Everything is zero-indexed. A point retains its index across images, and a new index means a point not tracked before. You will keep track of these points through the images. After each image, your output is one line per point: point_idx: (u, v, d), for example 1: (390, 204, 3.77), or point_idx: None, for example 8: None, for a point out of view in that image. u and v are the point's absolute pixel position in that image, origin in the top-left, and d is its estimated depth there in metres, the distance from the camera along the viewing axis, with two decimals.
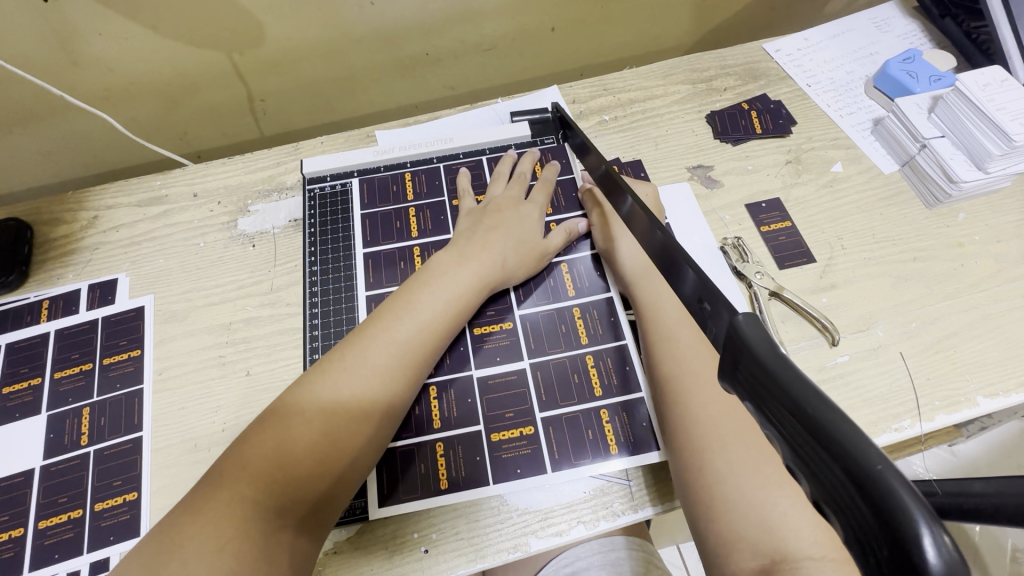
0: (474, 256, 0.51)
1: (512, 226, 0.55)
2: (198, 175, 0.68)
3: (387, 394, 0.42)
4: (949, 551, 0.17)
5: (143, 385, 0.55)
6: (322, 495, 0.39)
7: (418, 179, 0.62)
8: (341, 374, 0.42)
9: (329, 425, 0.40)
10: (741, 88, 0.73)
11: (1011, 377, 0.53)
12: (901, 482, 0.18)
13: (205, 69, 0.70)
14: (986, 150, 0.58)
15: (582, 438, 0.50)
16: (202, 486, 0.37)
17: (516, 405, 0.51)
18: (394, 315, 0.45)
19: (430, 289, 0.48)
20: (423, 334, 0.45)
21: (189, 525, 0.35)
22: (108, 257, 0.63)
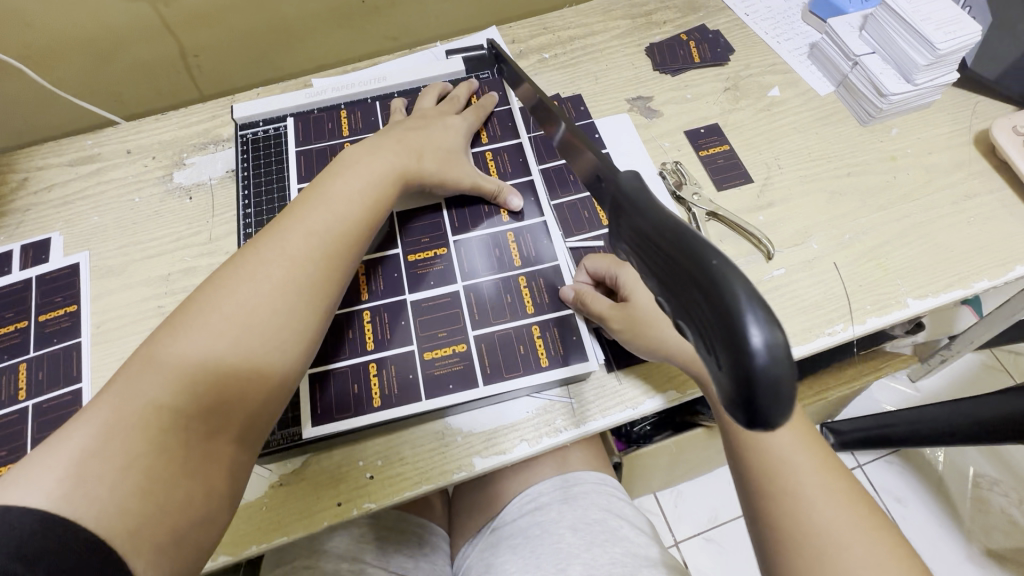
0: (388, 148, 0.51)
1: (433, 131, 0.55)
2: (131, 132, 0.67)
3: (311, 281, 0.43)
4: (778, 343, 0.22)
5: (81, 339, 0.54)
6: (246, 394, 0.38)
7: (353, 115, 0.61)
8: (257, 264, 0.42)
9: (249, 310, 0.40)
10: (681, 20, 0.73)
11: (940, 279, 0.55)
12: (742, 290, 0.23)
13: (131, 23, 0.68)
14: (912, 61, 0.59)
15: (515, 351, 0.50)
16: (111, 395, 0.35)
17: (449, 325, 0.51)
18: (309, 208, 0.45)
19: (347, 184, 0.48)
20: (341, 225, 0.46)
21: (97, 434, 0.34)
22: (40, 218, 0.62)
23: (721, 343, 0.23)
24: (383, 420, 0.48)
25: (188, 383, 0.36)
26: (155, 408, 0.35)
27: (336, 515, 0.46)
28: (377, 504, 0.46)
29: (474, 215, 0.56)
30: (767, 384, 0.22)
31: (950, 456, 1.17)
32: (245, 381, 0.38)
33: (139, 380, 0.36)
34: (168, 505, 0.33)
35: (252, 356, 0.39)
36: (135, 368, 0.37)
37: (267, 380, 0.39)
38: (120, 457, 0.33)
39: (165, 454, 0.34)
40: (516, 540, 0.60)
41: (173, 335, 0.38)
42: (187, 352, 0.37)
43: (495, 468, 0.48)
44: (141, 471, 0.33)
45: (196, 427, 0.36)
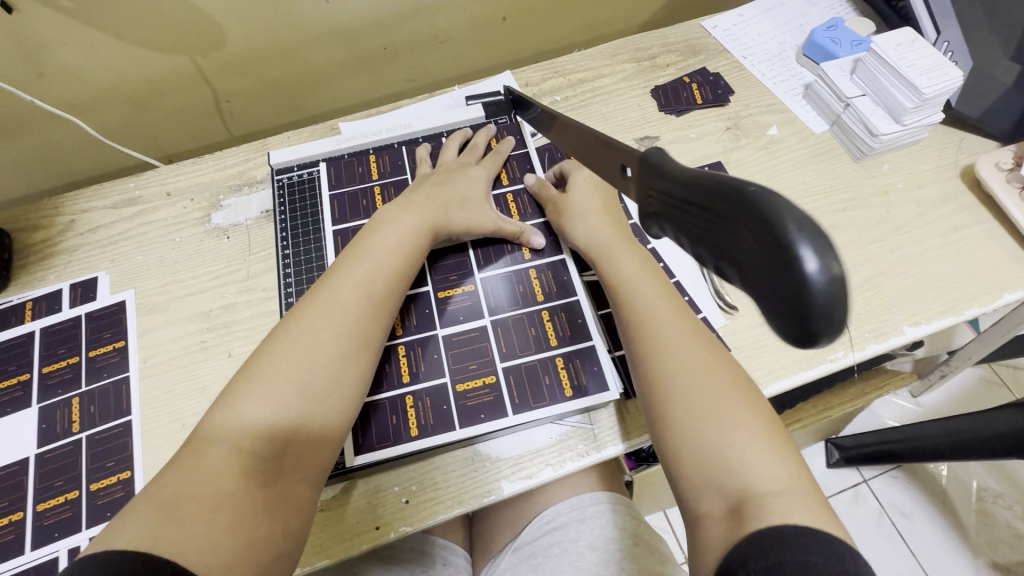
0: (417, 203, 0.56)
1: (458, 183, 0.60)
2: (170, 175, 0.71)
3: (362, 328, 0.47)
4: (828, 267, 0.22)
5: (129, 373, 0.58)
6: (311, 433, 0.42)
7: (382, 160, 0.66)
8: (313, 316, 0.46)
9: (310, 358, 0.44)
10: (683, 63, 0.78)
11: (932, 307, 0.58)
12: (795, 223, 0.22)
13: (170, 73, 0.72)
14: (901, 104, 0.64)
15: (542, 382, 0.54)
16: (198, 444, 0.40)
17: (479, 358, 0.55)
18: (353, 262, 0.50)
19: (387, 238, 0.52)
20: (383, 274, 0.50)
21: (189, 479, 0.38)
22: (87, 258, 0.66)
23: (772, 275, 0.23)
24: (420, 448, 0.51)
25: (261, 430, 0.41)
26: (238, 452, 0.39)
27: (374, 538, 0.49)
28: (413, 527, 0.50)
29: (499, 254, 0.60)
30: (825, 309, 0.22)
31: (954, 469, 1.20)
32: (310, 423, 0.42)
33: (220, 431, 0.40)
34: (254, 536, 0.37)
35: (314, 400, 0.43)
36: (216, 419, 0.41)
37: (328, 422, 0.43)
38: (211, 499, 0.37)
39: (247, 492, 0.38)
40: (537, 559, 0.62)
41: (244, 389, 0.42)
42: (259, 400, 0.41)
43: (522, 492, 0.52)
44: (231, 509, 0.37)
45: (271, 467, 0.40)
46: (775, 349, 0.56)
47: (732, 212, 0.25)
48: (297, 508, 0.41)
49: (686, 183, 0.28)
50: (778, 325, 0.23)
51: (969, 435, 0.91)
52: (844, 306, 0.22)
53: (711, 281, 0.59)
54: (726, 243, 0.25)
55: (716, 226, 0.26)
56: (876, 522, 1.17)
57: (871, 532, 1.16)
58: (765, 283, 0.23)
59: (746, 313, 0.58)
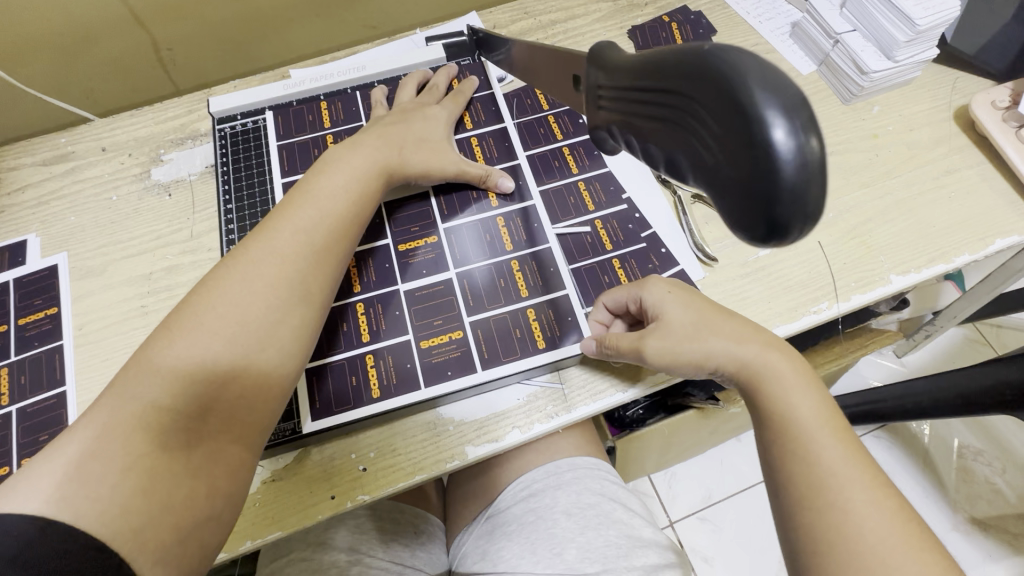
0: (368, 143, 0.51)
1: (415, 123, 0.55)
2: (105, 129, 0.65)
3: (304, 283, 0.43)
4: (801, 140, 0.21)
5: (63, 341, 0.54)
6: (244, 393, 0.39)
7: (334, 107, 0.61)
8: (246, 267, 0.41)
9: (241, 312, 0.39)
10: (662, 1, 0.72)
11: (922, 255, 0.55)
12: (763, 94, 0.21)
13: (98, 15, 0.65)
14: (893, 38, 0.59)
15: (513, 337, 0.50)
16: (108, 401, 0.35)
17: (444, 313, 0.51)
18: (294, 209, 0.45)
19: (333, 184, 0.47)
20: (327, 225, 0.45)
21: (96, 440, 0.34)
22: (14, 219, 0.60)
23: (742, 154, 0.22)
24: (382, 410, 0.48)
25: (182, 388, 0.36)
26: (153, 411, 0.35)
27: (330, 508, 0.46)
28: (371, 496, 0.47)
29: (464, 202, 0.56)
30: (802, 183, 0.21)
31: (935, 428, 1.20)
32: (243, 379, 0.39)
33: (132, 388, 0.36)
34: (171, 503, 0.34)
35: (247, 358, 0.39)
36: (132, 374, 0.36)
37: (264, 384, 0.40)
38: (119, 460, 0.33)
39: (161, 458, 0.34)
40: (511, 528, 0.60)
41: (164, 344, 0.37)
42: (180, 355, 0.37)
43: (489, 455, 0.49)
44: (142, 471, 0.33)
45: (194, 430, 0.36)
46: (756, 301, 0.53)
47: (696, 96, 0.23)
48: (226, 477, 0.37)
49: (647, 71, 0.26)
50: (753, 208, 0.22)
51: (953, 392, 0.90)
52: (820, 181, 0.21)
53: (689, 229, 0.56)
54: (690, 132, 0.24)
55: (676, 113, 0.24)
56: None
57: None
58: (733, 165, 0.22)
59: (727, 265, 0.55)
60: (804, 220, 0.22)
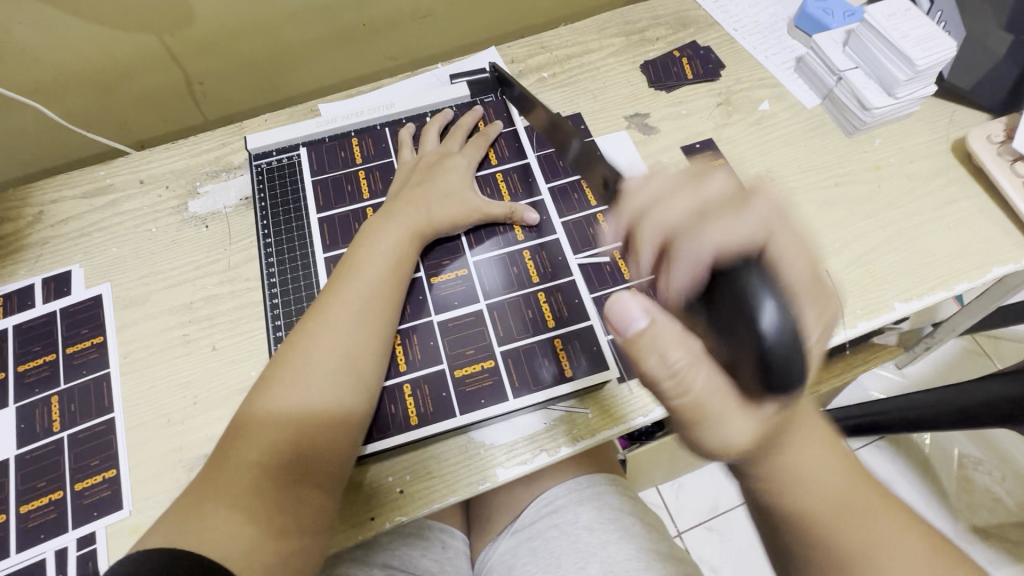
0: (401, 211, 0.56)
1: (440, 178, 0.58)
2: (143, 162, 0.68)
3: (360, 342, 0.49)
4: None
5: (110, 369, 0.56)
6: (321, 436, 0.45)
7: (365, 143, 0.64)
8: (309, 338, 0.48)
9: (307, 377, 0.46)
10: (672, 37, 0.75)
11: (923, 283, 0.58)
12: None
13: (137, 53, 0.69)
14: (893, 77, 0.62)
15: (541, 365, 0.53)
16: (218, 457, 0.43)
17: (476, 342, 0.54)
18: (345, 281, 0.52)
19: (377, 252, 0.53)
20: (376, 289, 0.51)
21: (210, 488, 0.41)
22: (58, 250, 0.63)
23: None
24: (419, 436, 0.51)
25: (266, 447, 0.43)
26: (248, 466, 0.42)
27: (369, 529, 0.49)
28: (408, 517, 0.49)
29: (491, 236, 0.59)
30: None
31: (937, 438, 1.23)
32: (320, 424, 0.45)
33: (230, 452, 0.43)
34: (273, 534, 0.40)
35: (315, 415, 0.45)
36: (234, 433, 0.44)
37: (335, 432, 0.46)
38: (226, 500, 0.40)
39: (259, 498, 0.41)
40: (536, 543, 0.63)
41: (248, 415, 0.45)
42: (270, 412, 0.45)
43: (518, 478, 0.51)
44: (245, 507, 0.40)
45: (282, 477, 0.43)
46: None
47: None
48: (314, 513, 0.43)
49: None
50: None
51: (953, 406, 0.93)
52: None
53: None
54: None
55: None
56: None
57: None
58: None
59: None
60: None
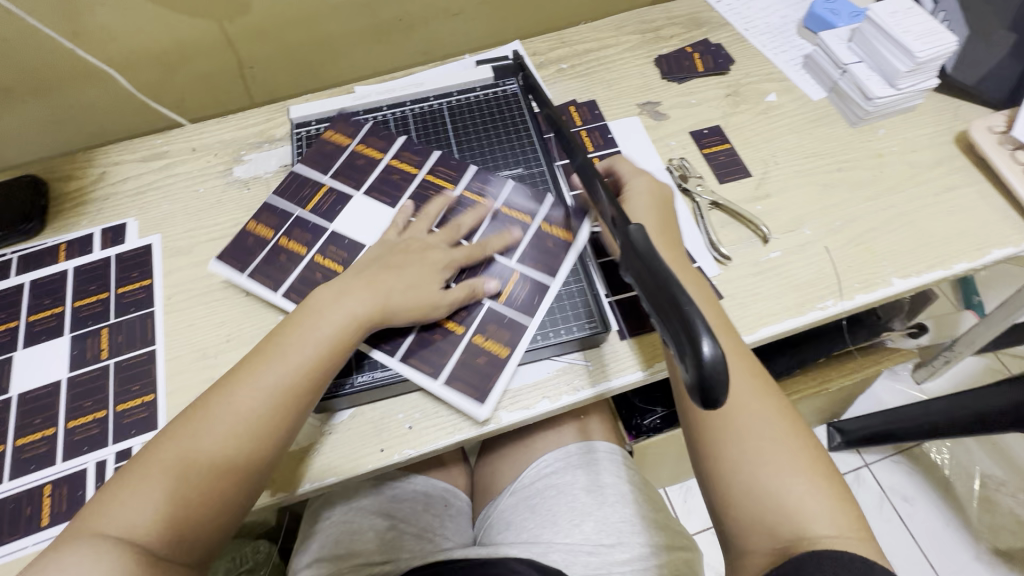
0: (353, 288, 0.53)
1: (408, 268, 0.55)
2: (196, 132, 0.76)
3: (261, 426, 0.46)
4: (720, 351, 0.30)
5: (155, 308, 0.62)
6: (211, 511, 0.44)
7: (338, 141, 0.68)
8: (216, 412, 0.46)
9: (199, 460, 0.45)
10: (686, 35, 0.80)
11: (923, 261, 0.60)
12: (697, 316, 0.31)
13: (198, 38, 0.77)
14: (895, 68, 0.66)
15: (530, 323, 0.56)
16: (120, 485, 0.44)
17: (474, 307, 0.56)
18: (265, 355, 0.49)
19: (314, 322, 0.51)
20: (293, 371, 0.48)
21: (97, 519, 0.43)
22: (117, 206, 0.70)
23: (683, 343, 0.31)
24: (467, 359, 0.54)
25: (144, 520, 0.42)
26: (121, 538, 0.42)
27: (379, 459, 0.53)
28: (415, 450, 0.53)
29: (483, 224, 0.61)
30: (709, 379, 0.30)
31: (956, 457, 1.20)
32: (213, 496, 0.45)
33: (109, 513, 0.43)
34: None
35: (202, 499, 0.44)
36: (140, 472, 0.44)
37: (219, 516, 0.45)
38: (111, 539, 0.41)
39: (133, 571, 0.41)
40: (534, 501, 0.64)
41: (138, 475, 0.44)
42: (177, 465, 0.44)
43: (521, 422, 0.54)
44: (124, 556, 0.41)
45: (163, 534, 0.43)
46: (767, 296, 0.59)
47: (661, 292, 0.33)
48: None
49: (641, 262, 0.35)
50: (683, 379, 0.32)
51: (969, 412, 0.92)
52: (725, 381, 0.30)
53: (707, 232, 0.62)
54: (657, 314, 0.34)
55: (650, 296, 0.34)
56: (876, 504, 1.18)
57: (871, 513, 1.17)
58: (675, 335, 0.32)
59: (740, 264, 0.61)
60: (714, 405, 0.30)
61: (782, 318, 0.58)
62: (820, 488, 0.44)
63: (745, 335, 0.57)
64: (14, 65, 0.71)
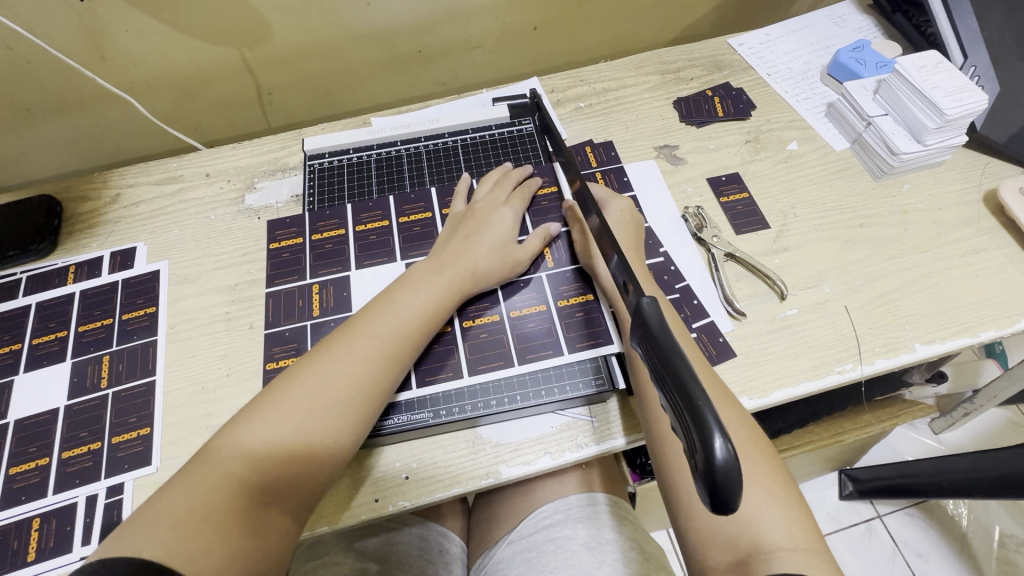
0: (450, 264, 0.57)
1: (486, 230, 0.61)
2: (211, 158, 0.76)
3: (367, 383, 0.49)
4: (732, 452, 0.28)
5: (157, 337, 0.61)
6: (311, 469, 0.46)
7: (333, 235, 0.66)
8: (327, 361, 0.49)
9: (309, 408, 0.47)
10: (707, 77, 0.79)
11: (947, 327, 0.58)
12: (712, 412, 0.29)
13: (219, 63, 0.77)
14: (923, 124, 0.64)
15: (592, 319, 0.59)
16: (204, 452, 0.45)
17: (489, 327, 0.58)
18: (376, 314, 0.53)
19: (406, 297, 0.54)
20: (404, 329, 0.53)
21: (185, 493, 0.42)
22: (128, 229, 0.70)
23: (694, 439, 0.29)
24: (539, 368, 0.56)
25: (254, 460, 0.44)
26: (229, 476, 0.43)
27: (373, 510, 0.51)
28: (411, 503, 0.51)
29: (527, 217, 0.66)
30: (721, 484, 0.27)
31: (974, 512, 1.15)
32: (306, 457, 0.45)
33: (219, 448, 0.44)
34: (235, 551, 0.40)
35: (312, 441, 0.46)
36: (235, 433, 0.45)
37: (316, 468, 0.46)
38: (201, 509, 0.41)
39: (236, 508, 0.42)
40: (531, 554, 0.62)
41: (251, 416, 0.46)
42: (261, 436, 0.45)
43: (521, 478, 0.52)
44: (217, 520, 0.40)
45: (261, 492, 0.43)
46: (782, 356, 0.57)
47: (674, 377, 0.31)
48: (282, 540, 0.43)
49: (655, 341, 0.34)
50: (693, 476, 0.30)
51: (988, 474, 0.88)
52: (738, 487, 0.28)
53: (722, 285, 0.60)
54: (670, 402, 0.32)
55: (664, 378, 0.32)
56: (888, 559, 1.13)
57: (882, 568, 1.12)
58: (685, 428, 0.30)
59: (755, 320, 0.59)
60: (727, 509, 0.28)
61: (798, 381, 0.55)
62: (776, 499, 0.43)
63: (758, 398, 0.55)
64: (38, 87, 0.72)
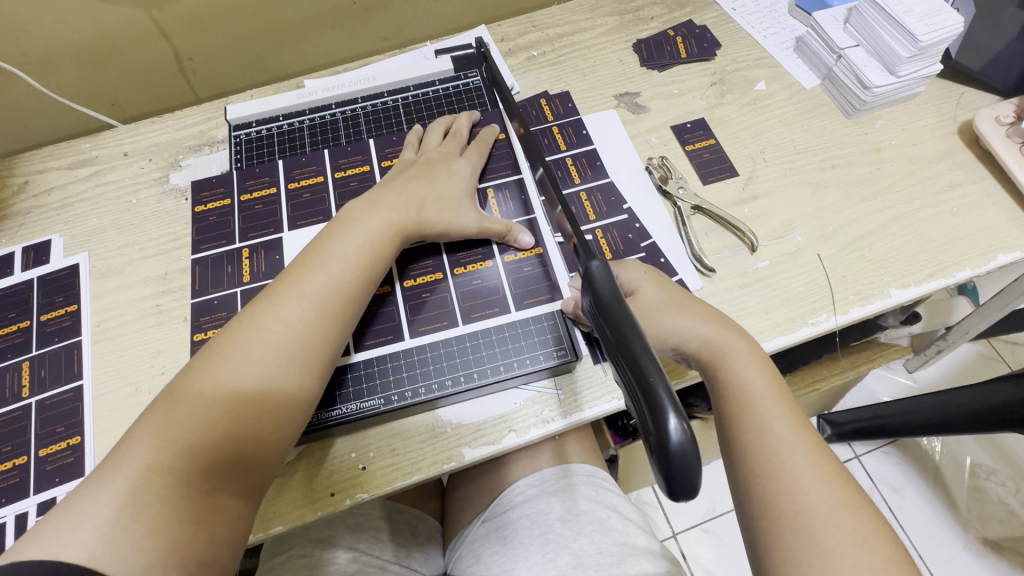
0: (386, 205, 0.52)
1: (427, 175, 0.56)
2: (128, 134, 0.68)
3: (302, 348, 0.44)
4: (688, 431, 0.25)
5: (81, 337, 0.56)
6: (250, 451, 0.41)
7: (264, 195, 0.61)
8: (254, 328, 0.44)
9: (238, 382, 0.42)
10: (668, 16, 0.73)
11: (921, 270, 0.55)
12: (665, 388, 0.26)
13: (125, 26, 0.69)
14: (896, 54, 0.59)
15: (541, 273, 0.55)
16: (127, 438, 0.40)
17: (431, 285, 0.55)
18: (306, 271, 0.48)
19: (341, 247, 0.49)
20: (338, 287, 0.47)
21: (105, 489, 0.38)
22: (40, 220, 0.63)
23: (646, 418, 0.26)
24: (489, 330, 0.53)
25: (183, 445, 0.40)
26: (156, 469, 0.38)
27: (329, 505, 0.47)
28: (370, 494, 0.48)
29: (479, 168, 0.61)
30: (676, 466, 0.24)
31: (947, 445, 1.16)
32: (242, 437, 0.41)
33: (142, 438, 0.40)
34: (175, 546, 0.37)
35: (243, 420, 0.41)
36: (159, 416, 0.41)
37: (258, 448, 0.42)
38: (128, 505, 0.37)
39: (169, 503, 0.38)
40: (506, 532, 0.60)
41: (172, 398, 0.42)
42: (187, 419, 0.40)
43: (486, 459, 0.50)
44: (151, 515, 0.37)
45: (198, 481, 0.39)
46: (755, 311, 0.54)
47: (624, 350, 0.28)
48: (227, 529, 0.40)
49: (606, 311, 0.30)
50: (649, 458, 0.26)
51: (955, 411, 0.89)
52: (696, 468, 0.24)
53: (688, 240, 0.56)
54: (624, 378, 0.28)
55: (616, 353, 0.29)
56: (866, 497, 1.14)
57: None
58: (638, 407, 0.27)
59: (725, 275, 0.56)
60: (683, 494, 0.25)
61: (772, 337, 0.53)
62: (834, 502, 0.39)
63: None
64: None
